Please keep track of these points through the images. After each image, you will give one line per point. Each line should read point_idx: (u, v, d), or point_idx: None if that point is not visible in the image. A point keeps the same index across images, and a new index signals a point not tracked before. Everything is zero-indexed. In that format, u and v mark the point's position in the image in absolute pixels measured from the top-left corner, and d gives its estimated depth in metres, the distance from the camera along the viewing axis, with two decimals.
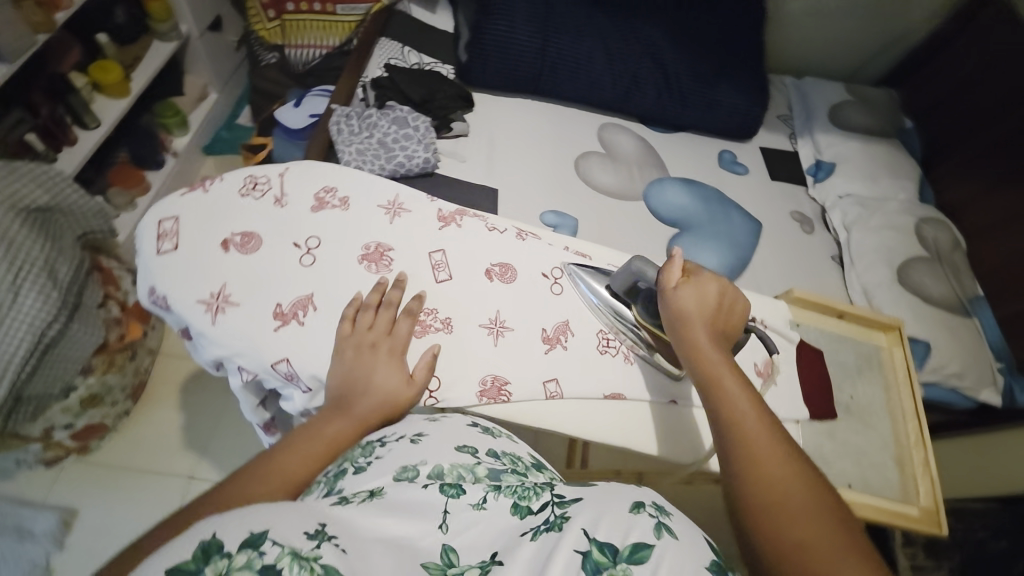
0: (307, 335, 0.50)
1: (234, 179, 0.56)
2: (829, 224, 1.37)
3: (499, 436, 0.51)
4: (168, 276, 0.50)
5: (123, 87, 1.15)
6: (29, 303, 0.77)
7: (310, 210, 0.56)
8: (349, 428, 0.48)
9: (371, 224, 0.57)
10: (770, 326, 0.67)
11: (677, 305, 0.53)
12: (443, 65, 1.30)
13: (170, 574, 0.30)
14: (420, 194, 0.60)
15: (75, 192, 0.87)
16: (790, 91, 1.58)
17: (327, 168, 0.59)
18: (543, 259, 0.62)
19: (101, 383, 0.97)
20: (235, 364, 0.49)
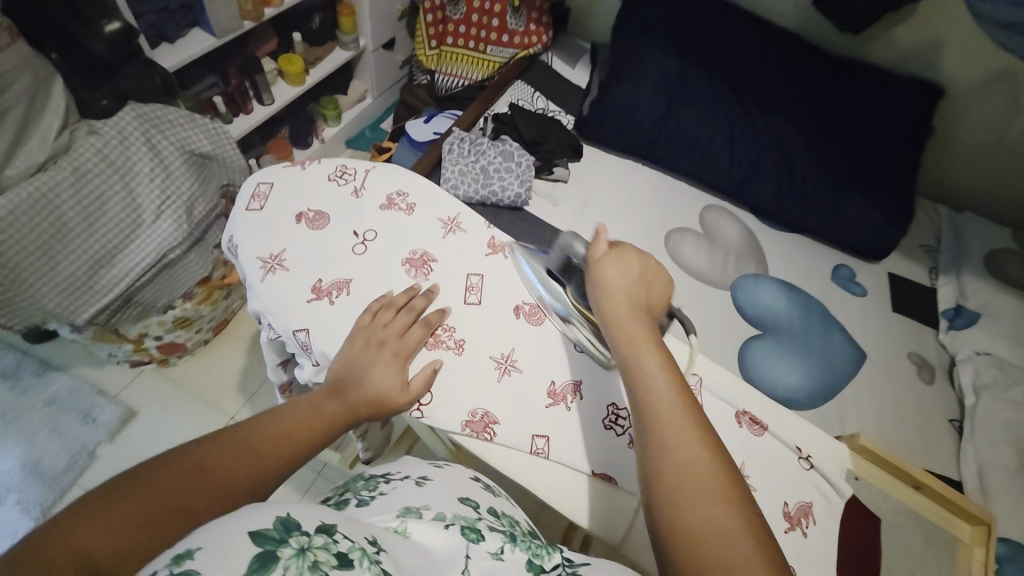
0: (332, 314, 0.54)
1: (327, 164, 0.63)
2: (954, 381, 1.15)
3: (495, 496, 0.54)
4: (245, 229, 0.58)
5: (300, 78, 1.38)
6: (164, 226, 0.94)
7: (379, 206, 0.62)
8: (340, 411, 0.49)
9: (425, 233, 0.61)
10: (817, 466, 0.57)
11: (603, 278, 0.53)
12: (565, 115, 1.37)
13: (254, 536, 0.32)
14: (480, 219, 0.64)
15: (232, 150, 1.05)
16: (941, 222, 1.39)
17: (406, 174, 0.64)
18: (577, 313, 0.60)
19: (194, 310, 1.12)
20: (267, 321, 0.55)
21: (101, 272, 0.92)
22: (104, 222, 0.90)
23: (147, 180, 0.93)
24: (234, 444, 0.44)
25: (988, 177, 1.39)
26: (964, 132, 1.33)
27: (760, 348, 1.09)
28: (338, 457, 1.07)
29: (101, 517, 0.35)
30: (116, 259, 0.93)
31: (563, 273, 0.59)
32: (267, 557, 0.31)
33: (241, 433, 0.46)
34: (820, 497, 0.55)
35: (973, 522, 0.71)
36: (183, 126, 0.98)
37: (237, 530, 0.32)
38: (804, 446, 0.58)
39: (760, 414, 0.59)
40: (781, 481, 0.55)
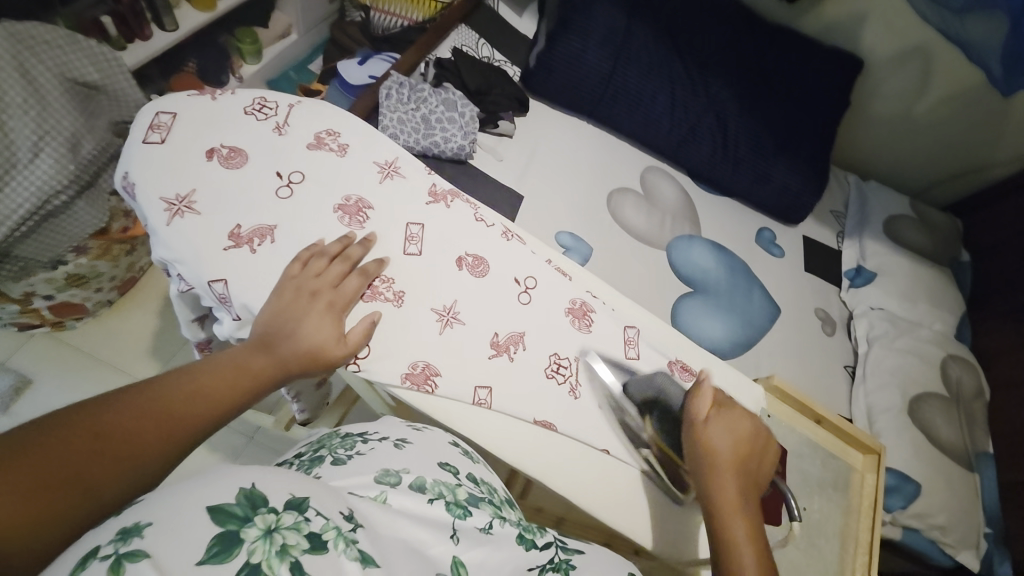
0: (254, 263, 0.50)
1: (243, 96, 0.57)
2: (852, 332, 1.29)
3: (476, 462, 0.54)
4: (143, 166, 0.51)
5: (211, 2, 1.20)
6: (43, 166, 0.80)
7: (306, 146, 0.56)
8: (267, 366, 0.47)
9: (360, 177, 0.57)
10: None
11: (708, 440, 0.52)
12: (511, 66, 1.31)
13: (213, 511, 0.34)
14: (420, 165, 0.60)
15: (126, 80, 0.90)
16: (850, 190, 1.52)
17: (337, 113, 0.59)
18: (521, 264, 0.60)
19: (90, 266, 0.99)
20: (177, 271, 0.49)
21: None
22: None
23: (21, 113, 0.78)
24: (142, 405, 0.41)
25: (892, 150, 1.52)
26: (876, 105, 1.44)
27: (691, 305, 1.16)
28: (271, 419, 1.03)
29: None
30: None
31: (646, 407, 0.57)
32: (226, 541, 0.32)
33: (148, 390, 0.43)
34: None
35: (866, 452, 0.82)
36: (62, 49, 0.82)
37: (193, 509, 0.33)
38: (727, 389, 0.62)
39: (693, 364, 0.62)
40: None
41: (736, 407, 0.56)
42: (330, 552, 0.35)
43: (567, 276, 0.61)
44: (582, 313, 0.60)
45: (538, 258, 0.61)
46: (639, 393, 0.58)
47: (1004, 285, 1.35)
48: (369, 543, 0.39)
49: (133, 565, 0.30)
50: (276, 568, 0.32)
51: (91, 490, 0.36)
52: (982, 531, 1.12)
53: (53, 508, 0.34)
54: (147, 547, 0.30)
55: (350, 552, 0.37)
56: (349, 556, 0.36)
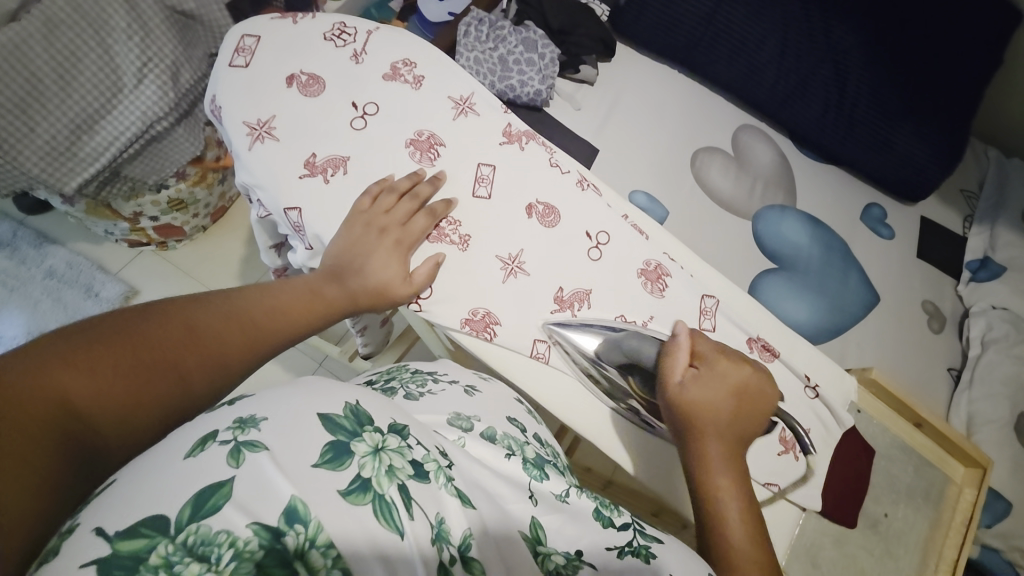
0: (328, 193, 0.50)
1: (323, 20, 0.55)
2: (962, 332, 1.13)
3: (537, 422, 0.56)
4: (229, 89, 0.52)
5: None
6: (149, 93, 0.86)
7: (382, 76, 0.54)
8: (339, 297, 0.48)
9: (434, 112, 0.55)
10: (822, 396, 0.55)
11: (686, 399, 0.48)
12: (599, 2, 1.17)
13: (324, 418, 0.36)
14: (495, 102, 0.57)
15: (218, 11, 0.91)
16: (989, 167, 1.29)
17: (415, 42, 0.57)
18: (594, 218, 0.55)
19: (189, 193, 1.08)
20: (257, 197, 0.51)
21: (84, 138, 0.84)
22: (82, 81, 0.82)
23: (127, 39, 0.83)
24: (226, 310, 0.45)
25: None
26: None
27: (773, 281, 1.06)
28: (338, 349, 1.10)
29: (98, 353, 0.37)
30: (99, 126, 0.85)
31: (622, 369, 0.52)
32: (339, 450, 0.34)
33: (237, 301, 0.46)
34: (819, 425, 0.55)
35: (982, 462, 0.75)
36: None
37: (305, 413, 0.35)
38: (811, 374, 0.56)
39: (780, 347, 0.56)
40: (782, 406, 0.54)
41: (723, 357, 0.50)
42: (432, 483, 0.37)
43: (642, 235, 0.56)
44: (656, 276, 0.55)
45: (613, 211, 0.57)
46: None
47: None
48: (463, 482, 0.41)
49: (252, 454, 0.32)
50: (385, 486, 0.34)
51: (181, 377, 0.40)
52: None
53: (151, 384, 0.38)
54: (265, 440, 0.33)
55: (449, 487, 0.38)
56: (448, 491, 0.38)
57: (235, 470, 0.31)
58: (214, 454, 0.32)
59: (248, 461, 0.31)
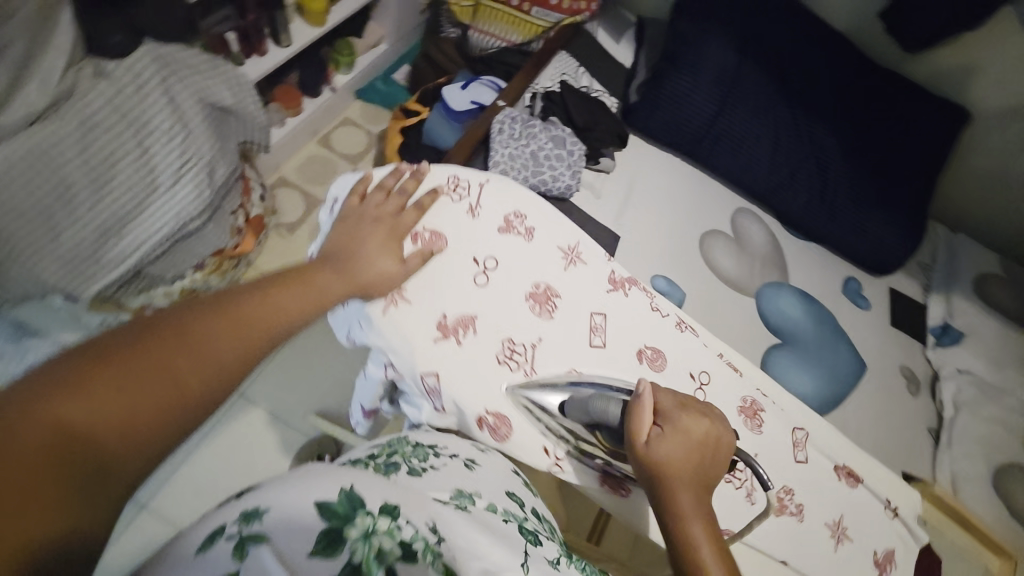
0: (460, 356, 0.54)
1: (440, 174, 0.59)
2: (936, 394, 1.25)
3: (534, 495, 0.53)
4: (345, 240, 0.52)
5: (322, 18, 1.19)
6: (184, 193, 0.82)
7: (496, 230, 0.59)
8: (339, 284, 0.50)
9: (547, 265, 0.59)
10: (902, 516, 0.57)
11: (655, 460, 0.47)
12: (609, 97, 1.29)
13: (318, 506, 0.36)
14: (601, 251, 0.61)
15: (253, 104, 0.91)
16: (937, 243, 1.46)
17: (526, 194, 0.61)
18: (696, 359, 0.58)
19: (202, 282, 0.99)
20: (387, 360, 0.54)
21: (109, 242, 0.79)
22: (116, 184, 0.77)
23: (167, 141, 0.79)
24: (226, 314, 0.43)
25: (983, 204, 1.47)
26: (974, 155, 1.40)
27: (780, 356, 1.15)
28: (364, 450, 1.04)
29: (95, 371, 0.36)
30: (127, 229, 0.80)
31: (589, 425, 0.53)
32: (330, 538, 0.34)
33: (239, 303, 0.45)
34: (902, 544, 0.56)
35: None
36: (209, 77, 0.84)
37: (304, 507, 0.36)
38: (891, 495, 0.58)
39: (853, 463, 0.58)
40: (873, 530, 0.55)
41: (684, 412, 0.50)
42: (420, 565, 0.35)
43: (740, 372, 0.59)
44: (753, 412, 0.56)
45: (710, 350, 0.60)
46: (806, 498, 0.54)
47: None
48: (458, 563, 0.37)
49: (254, 547, 0.33)
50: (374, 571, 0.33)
51: (188, 394, 0.39)
52: None
53: (158, 397, 0.37)
54: (267, 532, 0.34)
55: (438, 566, 0.35)
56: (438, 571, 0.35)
57: (237, 565, 0.31)
58: (219, 552, 0.32)
59: (250, 555, 0.32)
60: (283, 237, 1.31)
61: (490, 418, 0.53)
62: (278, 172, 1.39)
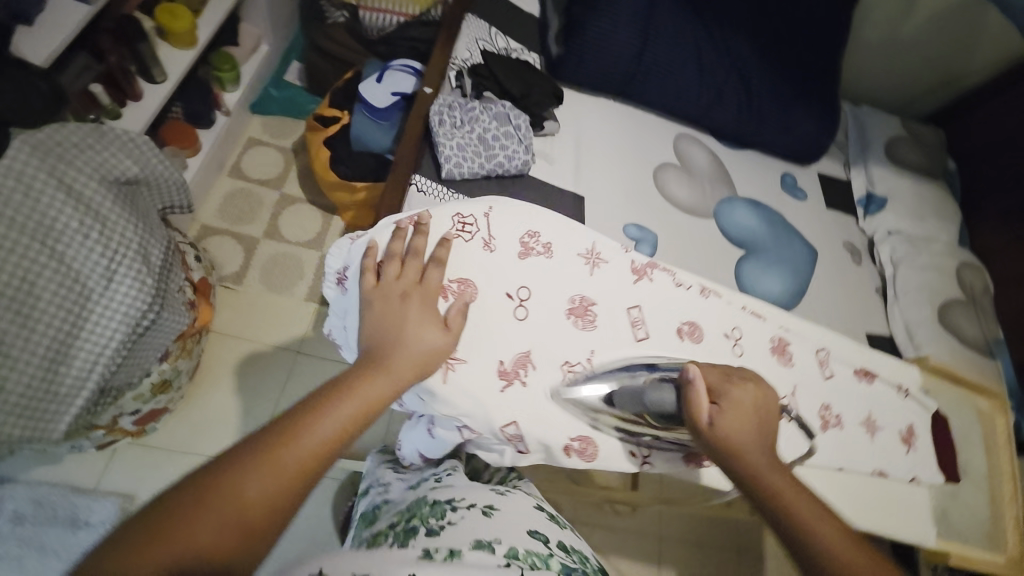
0: (530, 395, 0.53)
1: (444, 218, 0.56)
2: (875, 257, 1.41)
3: (561, 528, 0.64)
4: (382, 322, 0.48)
5: (192, 37, 1.02)
6: (123, 290, 0.71)
7: (519, 257, 0.57)
8: (386, 387, 0.46)
9: (574, 276, 0.59)
10: (912, 393, 0.65)
11: (724, 437, 0.48)
12: (530, 53, 1.24)
13: None
14: (616, 244, 0.62)
15: (161, 163, 0.80)
16: (847, 119, 1.59)
17: (531, 211, 0.59)
18: (726, 318, 0.60)
19: (172, 369, 0.93)
20: (460, 423, 0.52)
21: (59, 371, 0.69)
22: (43, 308, 0.66)
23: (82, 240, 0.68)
24: (267, 455, 0.40)
25: (877, 73, 1.59)
26: (862, 29, 1.50)
27: (750, 265, 1.24)
28: None
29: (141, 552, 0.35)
30: (73, 351, 0.69)
31: (640, 415, 0.53)
32: None
33: (278, 436, 0.42)
34: (917, 414, 0.64)
35: (993, 398, 0.88)
36: (99, 150, 0.72)
37: None
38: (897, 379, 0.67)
39: (864, 364, 0.65)
40: (895, 412, 0.63)
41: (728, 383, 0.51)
42: None
43: (764, 318, 0.62)
44: (783, 348, 0.61)
45: (734, 306, 0.62)
46: (843, 407, 0.61)
47: (989, 186, 1.48)
48: None
49: None
50: None
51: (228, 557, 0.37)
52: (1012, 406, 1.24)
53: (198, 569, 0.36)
54: None
55: None
56: None
57: None
58: None
59: None
60: (232, 290, 1.19)
61: (576, 443, 0.54)
62: (197, 221, 1.24)
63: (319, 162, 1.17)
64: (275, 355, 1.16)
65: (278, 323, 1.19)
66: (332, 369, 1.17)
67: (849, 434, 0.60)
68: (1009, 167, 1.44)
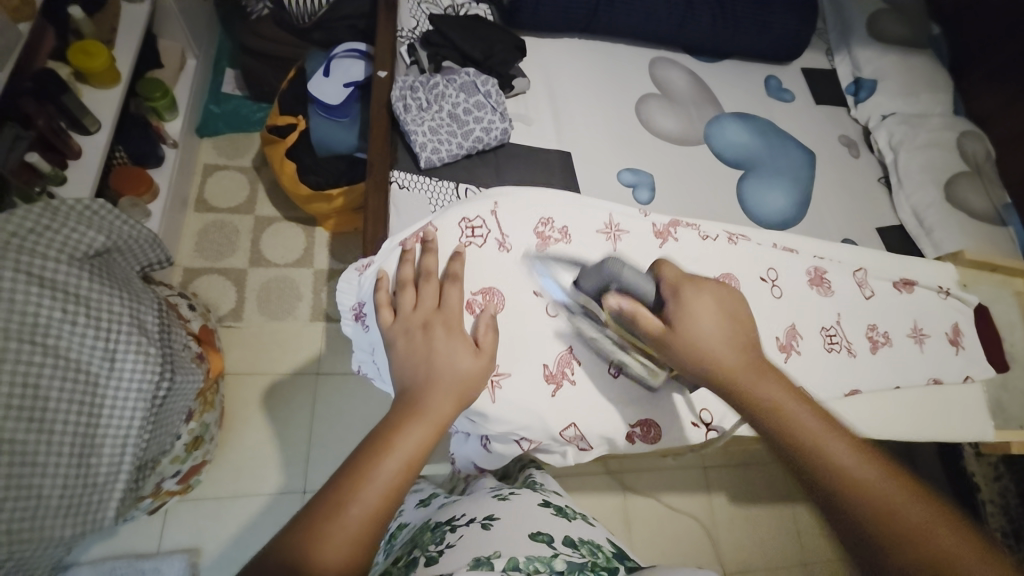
0: (580, 390, 0.53)
1: (452, 225, 0.53)
2: (873, 146, 1.36)
3: (570, 522, 0.61)
4: (412, 359, 0.45)
5: (114, 74, 0.93)
6: (129, 368, 0.69)
7: (537, 249, 0.54)
8: (423, 432, 0.42)
9: (597, 253, 0.56)
10: (954, 293, 0.63)
11: (694, 319, 0.48)
12: (479, 6, 1.13)
13: None
14: (632, 210, 0.58)
15: (126, 225, 0.75)
16: (822, 2, 1.49)
17: (538, 197, 0.56)
18: (763, 261, 0.56)
19: (201, 424, 0.91)
20: (517, 436, 0.52)
21: (91, 461, 0.67)
22: (54, 406, 0.63)
23: (72, 326, 0.65)
24: (311, 530, 0.37)
25: None
26: None
27: (751, 185, 1.19)
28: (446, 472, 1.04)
29: None
30: (99, 438, 0.67)
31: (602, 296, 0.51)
32: None
33: (321, 509, 0.38)
34: (961, 314, 0.63)
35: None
36: (57, 228, 0.67)
37: None
38: (937, 281, 0.64)
39: (904, 273, 0.63)
40: (940, 317, 0.62)
41: (688, 287, 0.50)
42: None
43: (799, 252, 0.59)
44: (820, 278, 0.57)
45: (767, 246, 0.59)
46: (890, 325, 0.59)
47: (981, 44, 1.41)
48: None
49: None
50: None
51: None
52: None
53: None
54: None
55: None
56: None
57: None
58: None
59: None
60: (234, 328, 1.15)
61: (638, 429, 0.55)
62: (178, 266, 1.17)
63: (286, 175, 1.08)
64: (295, 382, 1.14)
65: (290, 349, 1.16)
66: (356, 383, 1.16)
67: (900, 350, 0.58)
68: (998, 20, 1.37)
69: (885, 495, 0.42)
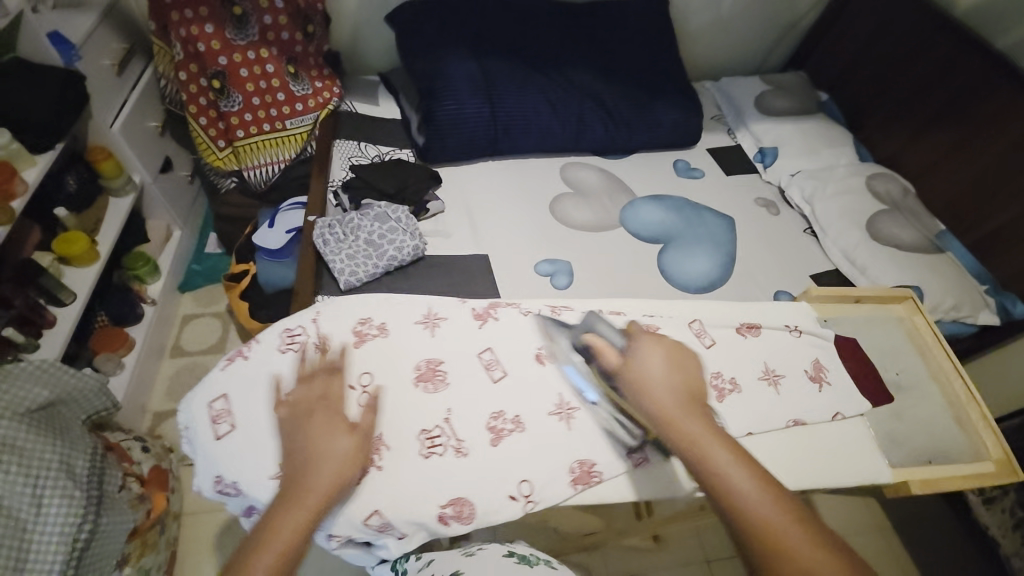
0: (387, 476, 0.62)
1: (274, 339, 0.68)
2: (790, 202, 1.43)
3: (534, 564, 0.62)
4: (294, 447, 0.55)
5: (94, 253, 1.12)
6: (53, 511, 0.73)
7: (354, 346, 0.69)
8: (304, 518, 0.50)
9: (415, 342, 0.70)
10: (805, 329, 0.72)
11: (640, 372, 0.60)
12: (401, 150, 1.34)
13: None
14: (450, 303, 0.75)
15: (74, 377, 0.87)
16: (714, 94, 1.68)
17: (362, 305, 0.72)
18: (574, 328, 0.73)
19: (137, 570, 0.92)
20: (327, 531, 0.61)
21: None
22: None
23: (3, 477, 0.70)
24: None
25: (725, 48, 1.70)
26: (694, 16, 1.59)
27: (670, 256, 1.26)
28: None
29: None
30: None
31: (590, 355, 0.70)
32: None
33: None
34: (818, 350, 0.71)
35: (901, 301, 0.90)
36: (8, 387, 0.77)
37: None
38: (789, 321, 0.73)
39: (747, 318, 0.72)
40: (794, 355, 0.69)
41: (640, 358, 0.61)
42: None
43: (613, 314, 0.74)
44: (641, 333, 0.70)
45: (584, 313, 0.76)
46: (736, 372, 0.67)
47: (866, 100, 1.55)
48: None
49: None
50: None
51: None
52: (982, 290, 1.23)
53: None
54: None
55: None
56: None
57: None
58: None
59: None
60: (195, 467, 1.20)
61: (449, 509, 0.62)
62: (149, 412, 1.27)
63: (240, 314, 1.21)
64: None
65: None
66: None
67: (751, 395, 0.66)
68: (873, 79, 1.52)
69: (776, 526, 0.48)
